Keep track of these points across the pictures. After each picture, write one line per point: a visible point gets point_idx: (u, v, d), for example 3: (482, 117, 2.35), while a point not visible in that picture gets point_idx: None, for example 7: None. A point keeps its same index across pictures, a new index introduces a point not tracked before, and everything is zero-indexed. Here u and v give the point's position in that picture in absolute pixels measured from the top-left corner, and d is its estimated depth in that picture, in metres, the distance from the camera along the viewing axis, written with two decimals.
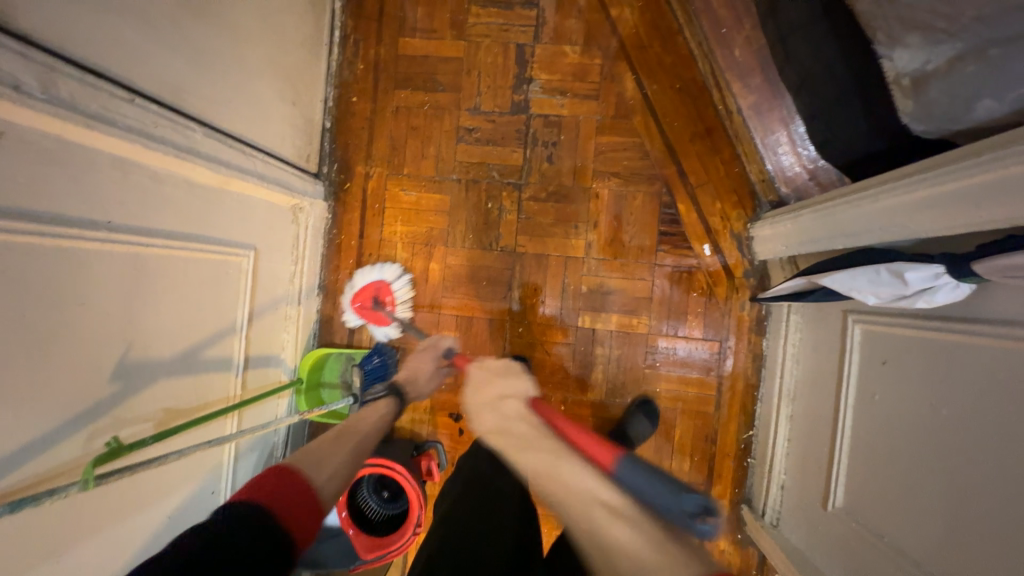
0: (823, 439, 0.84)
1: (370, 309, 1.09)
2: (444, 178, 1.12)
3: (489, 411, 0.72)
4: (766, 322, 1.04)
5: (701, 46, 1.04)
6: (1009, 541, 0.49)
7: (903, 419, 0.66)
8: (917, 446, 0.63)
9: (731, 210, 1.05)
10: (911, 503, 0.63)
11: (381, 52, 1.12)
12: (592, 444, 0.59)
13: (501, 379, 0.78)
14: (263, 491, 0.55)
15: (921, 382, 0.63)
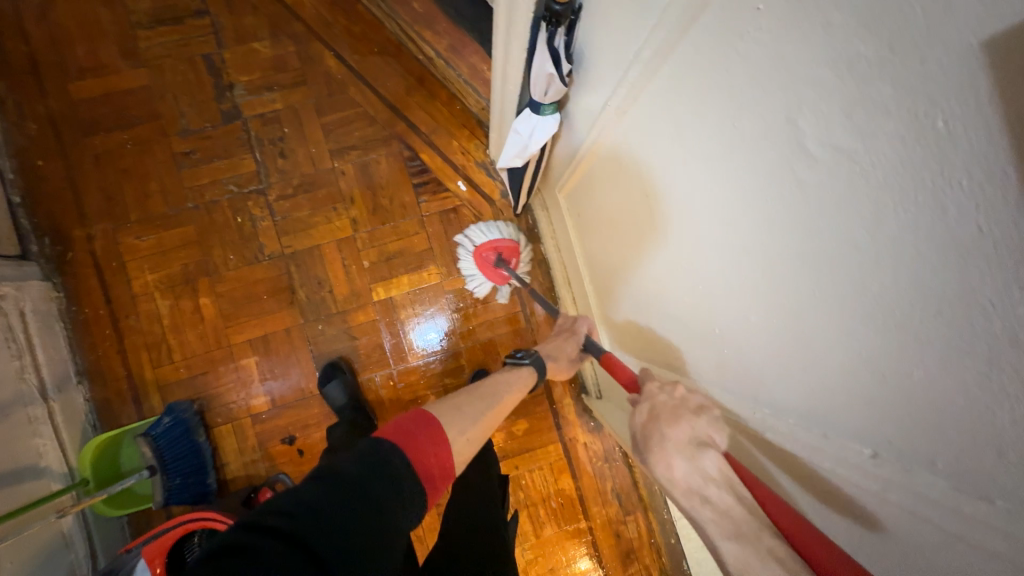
0: (611, 308, 0.83)
1: (493, 264, 1.04)
2: (181, 210, 1.04)
3: (682, 457, 0.47)
4: (537, 229, 1.12)
5: (381, 7, 1.09)
6: (739, 321, 0.45)
7: (628, 255, 0.67)
8: (646, 271, 0.63)
9: (468, 144, 1.12)
10: (668, 327, 0.62)
11: (52, 105, 1.02)
12: (824, 556, 0.35)
13: (678, 416, 0.50)
14: (410, 437, 0.54)
15: (621, 211, 0.64)
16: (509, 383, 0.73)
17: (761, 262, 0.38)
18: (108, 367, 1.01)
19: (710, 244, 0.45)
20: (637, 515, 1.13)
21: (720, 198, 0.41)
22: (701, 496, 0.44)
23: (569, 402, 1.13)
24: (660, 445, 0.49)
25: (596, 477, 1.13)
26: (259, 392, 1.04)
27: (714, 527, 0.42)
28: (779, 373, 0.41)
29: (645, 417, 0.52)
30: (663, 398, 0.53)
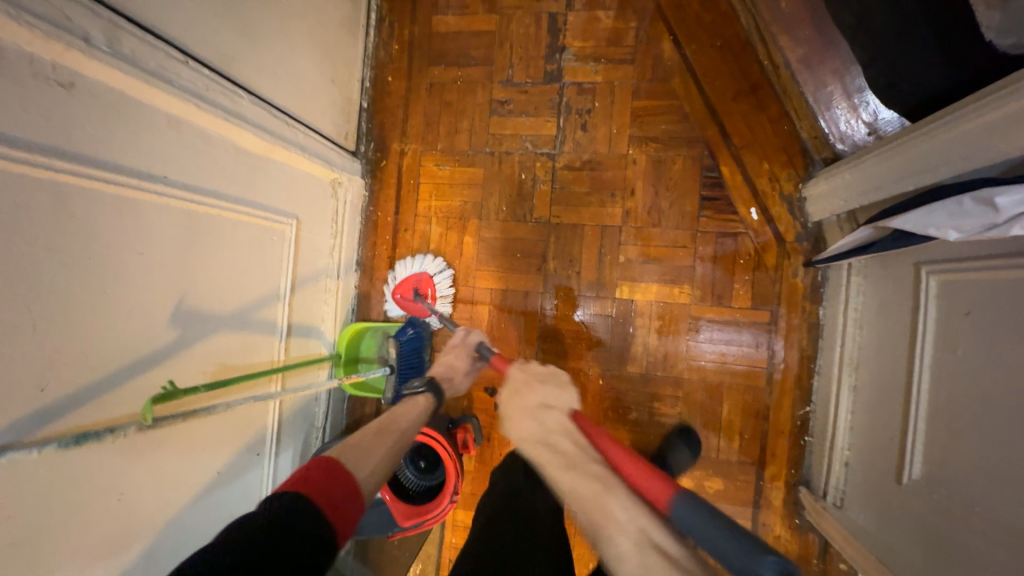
0: (939, 442, 0.66)
1: (410, 301, 1.09)
2: (478, 151, 1.12)
3: (529, 420, 0.64)
4: (823, 290, 0.97)
5: (745, 0, 0.99)
6: None
7: (991, 377, 0.59)
8: (1013, 405, 0.55)
9: (780, 171, 0.99)
10: (1011, 474, 0.54)
11: (414, 31, 1.15)
12: (641, 476, 0.54)
13: (525, 387, 0.69)
14: (308, 486, 0.54)
15: (1016, 332, 0.56)
16: (414, 406, 0.75)
17: None
18: (377, 267, 1.16)
19: None
20: None
21: None
22: (546, 443, 0.60)
23: (779, 487, 0.99)
24: (518, 410, 0.67)
25: None
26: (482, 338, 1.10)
27: (552, 469, 0.56)
28: None
29: (508, 394, 0.70)
30: (517, 378, 0.72)
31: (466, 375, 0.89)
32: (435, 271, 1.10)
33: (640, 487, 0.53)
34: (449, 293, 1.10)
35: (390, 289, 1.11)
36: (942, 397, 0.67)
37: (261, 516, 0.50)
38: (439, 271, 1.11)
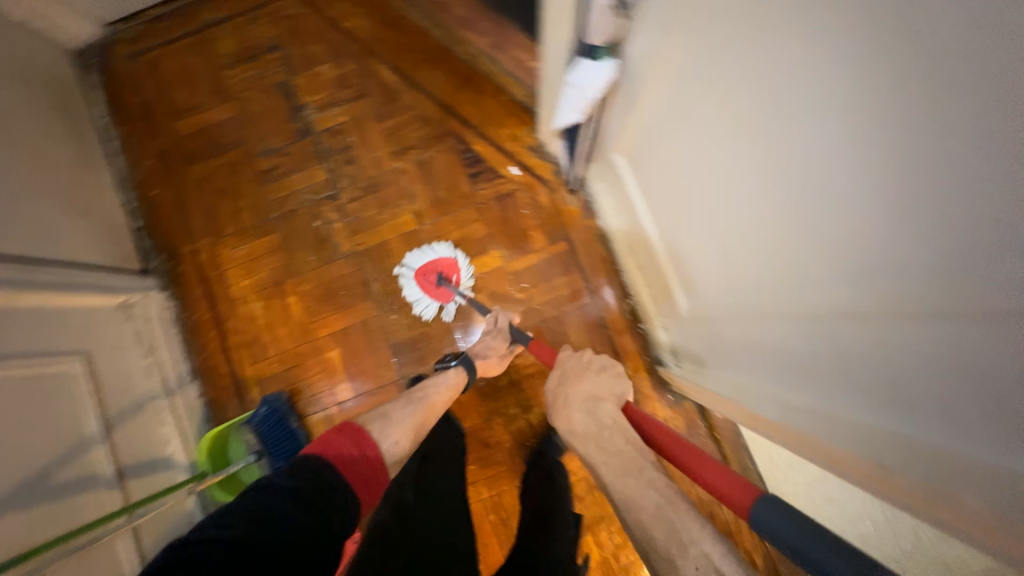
0: (686, 268, 0.80)
1: (434, 284, 1.10)
2: (266, 220, 1.16)
3: (582, 411, 0.68)
4: (592, 204, 1.13)
5: (427, 18, 1.18)
6: (768, 220, 0.52)
7: (674, 201, 0.73)
8: (689, 211, 0.70)
9: (517, 130, 1.16)
10: (716, 258, 0.68)
11: (162, 142, 1.19)
12: (715, 474, 0.53)
13: (581, 377, 0.75)
14: (340, 453, 0.64)
15: (662, 161, 0.71)
16: (443, 384, 0.88)
17: (776, 158, 0.47)
18: (214, 366, 1.12)
19: (735, 162, 0.54)
20: None
21: (734, 117, 0.50)
22: (598, 440, 0.63)
23: (644, 376, 1.09)
24: (567, 405, 0.71)
25: None
26: (343, 381, 1.11)
27: (607, 469, 0.60)
28: (808, 252, 0.48)
29: (557, 381, 0.76)
30: (574, 362, 0.79)
31: (500, 359, 0.97)
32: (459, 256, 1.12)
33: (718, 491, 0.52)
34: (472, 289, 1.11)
35: (411, 270, 1.11)
36: (674, 235, 0.80)
37: (294, 471, 0.58)
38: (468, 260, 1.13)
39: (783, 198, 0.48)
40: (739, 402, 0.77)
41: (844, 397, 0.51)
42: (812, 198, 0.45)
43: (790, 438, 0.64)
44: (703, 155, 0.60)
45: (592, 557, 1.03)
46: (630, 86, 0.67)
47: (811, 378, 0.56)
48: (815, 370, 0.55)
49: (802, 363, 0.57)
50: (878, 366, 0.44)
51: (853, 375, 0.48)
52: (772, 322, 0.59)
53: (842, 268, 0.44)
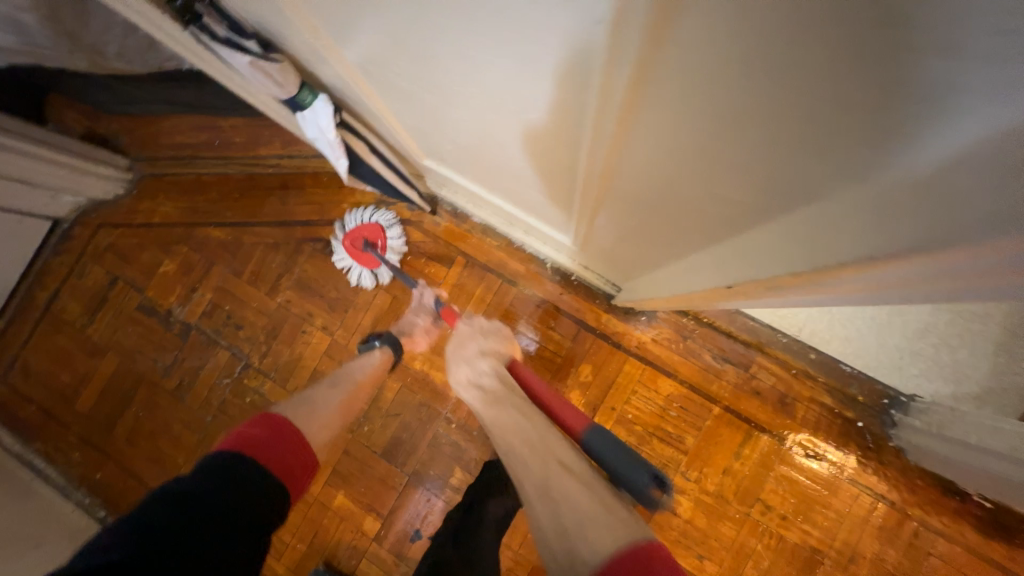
0: (544, 206, 0.76)
1: (359, 250, 1.08)
2: (206, 428, 1.12)
3: (466, 368, 0.72)
4: (457, 209, 1.09)
5: (217, 163, 1.17)
6: (513, 119, 0.49)
7: (481, 158, 0.70)
8: (493, 157, 0.66)
9: (354, 195, 1.13)
10: (541, 178, 0.64)
11: (77, 429, 1.16)
12: (565, 414, 0.66)
13: (474, 338, 0.80)
14: (256, 440, 0.57)
15: (439, 136, 0.68)
16: (365, 365, 0.87)
17: (459, 68, 0.44)
18: None
19: (454, 94, 0.51)
20: (758, 362, 0.99)
21: (413, 61, 0.48)
22: (478, 384, 0.68)
23: (608, 318, 1.04)
24: (464, 362, 0.74)
25: (693, 360, 1.01)
26: (365, 516, 1.05)
27: (490, 414, 0.63)
28: (549, 120, 0.44)
29: (455, 343, 0.80)
30: (466, 331, 0.82)
31: (421, 334, 1.01)
32: (384, 222, 1.08)
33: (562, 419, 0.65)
34: (398, 254, 1.08)
35: (339, 236, 1.09)
36: (515, 188, 0.77)
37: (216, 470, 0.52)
38: (391, 225, 1.08)
39: (493, 94, 0.45)
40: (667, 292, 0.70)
41: (688, 223, 0.47)
42: (500, 79, 0.41)
43: (715, 295, 0.58)
44: (449, 111, 0.57)
45: (687, 508, 0.98)
46: (356, 102, 0.65)
47: (667, 226, 0.52)
48: (662, 219, 0.50)
49: (645, 218, 0.52)
50: (666, 178, 0.40)
51: (669, 201, 0.44)
52: (610, 197, 0.54)
53: (576, 121, 0.41)
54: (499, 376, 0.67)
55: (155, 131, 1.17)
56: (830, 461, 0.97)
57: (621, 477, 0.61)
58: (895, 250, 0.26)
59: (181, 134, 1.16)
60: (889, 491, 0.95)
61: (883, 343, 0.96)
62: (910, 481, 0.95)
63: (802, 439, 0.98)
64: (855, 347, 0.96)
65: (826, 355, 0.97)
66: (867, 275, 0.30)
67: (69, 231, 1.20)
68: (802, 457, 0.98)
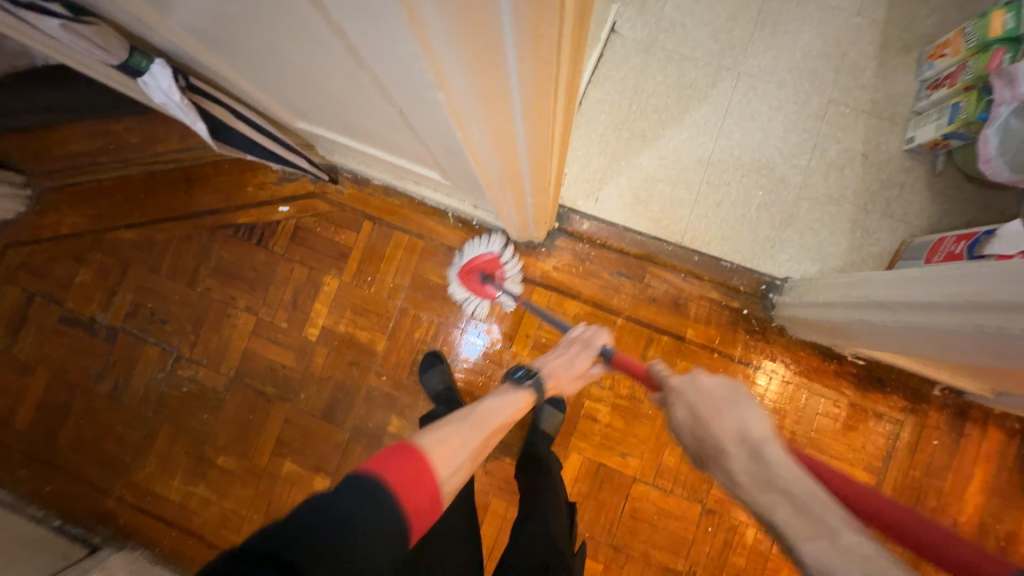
0: (398, 145, 0.81)
1: (479, 282, 1.08)
2: (149, 423, 1.15)
3: (743, 457, 0.52)
4: (357, 175, 1.14)
5: (116, 167, 1.18)
6: (296, 49, 0.53)
7: (320, 103, 0.74)
8: (326, 99, 0.71)
9: (258, 178, 1.17)
10: (368, 114, 0.68)
11: (19, 447, 1.17)
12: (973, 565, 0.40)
13: (722, 411, 0.57)
14: (397, 473, 0.53)
15: (277, 86, 0.72)
16: (503, 406, 0.79)
17: (227, 9, 0.49)
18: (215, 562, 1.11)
19: (241, 33, 0.55)
20: (650, 272, 1.08)
21: (195, 10, 0.52)
22: (773, 486, 0.48)
23: (512, 254, 1.11)
24: (722, 449, 0.54)
25: (593, 281, 1.09)
26: (314, 477, 1.11)
27: (792, 527, 0.44)
28: (311, 42, 0.48)
29: (691, 420, 0.58)
30: (695, 395, 0.60)
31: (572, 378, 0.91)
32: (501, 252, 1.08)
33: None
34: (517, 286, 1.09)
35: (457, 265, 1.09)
36: (361, 128, 0.80)
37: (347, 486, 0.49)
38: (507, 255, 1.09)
39: (262, 27, 0.49)
40: (514, 206, 0.75)
41: (434, 118, 0.50)
42: (252, 10, 0.46)
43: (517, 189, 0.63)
44: (245, 46, 0.61)
45: (605, 413, 1.08)
46: (194, 65, 0.68)
47: (440, 135, 0.55)
48: (428, 124, 0.54)
49: (421, 122, 0.55)
50: (387, 70, 0.44)
51: (408, 97, 0.48)
52: (406, 119, 0.58)
53: (316, 35, 0.45)
54: (783, 466, 0.49)
55: (46, 144, 1.17)
56: (723, 350, 1.07)
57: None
58: (472, 30, 0.30)
59: (74, 143, 1.17)
60: (777, 367, 1.07)
61: (754, 237, 1.06)
62: (795, 355, 1.06)
63: (695, 336, 1.08)
64: (732, 244, 1.07)
65: (707, 256, 1.07)
66: (500, 71, 0.34)
67: None
68: (699, 350, 1.07)
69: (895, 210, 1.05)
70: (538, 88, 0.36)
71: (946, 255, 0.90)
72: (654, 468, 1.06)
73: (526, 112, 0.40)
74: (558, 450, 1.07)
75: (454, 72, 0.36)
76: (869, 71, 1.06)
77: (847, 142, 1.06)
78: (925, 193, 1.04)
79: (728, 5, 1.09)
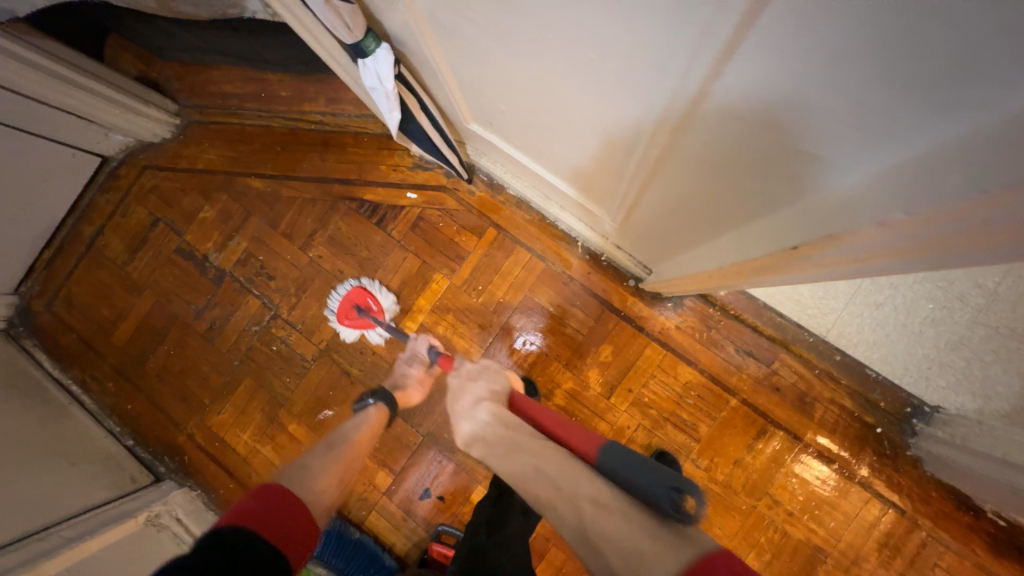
0: (588, 185, 0.79)
1: (358, 317, 1.09)
2: (233, 371, 1.16)
3: (472, 417, 0.71)
4: (494, 180, 1.10)
5: (262, 116, 1.19)
6: (585, 94, 0.50)
7: (531, 130, 0.71)
8: (546, 132, 0.68)
9: (393, 159, 1.14)
10: (593, 159, 0.65)
11: (113, 360, 1.21)
12: (572, 440, 0.63)
13: (474, 386, 0.78)
14: (259, 514, 0.56)
15: (490, 101, 0.69)
16: (361, 421, 0.85)
17: (545, 42, 0.46)
18: None
19: (525, 65, 0.52)
20: (781, 358, 0.99)
21: (491, 22, 0.49)
22: (477, 417, 0.70)
23: (634, 301, 1.04)
24: (464, 409, 0.74)
25: (714, 352, 1.01)
26: (376, 470, 1.09)
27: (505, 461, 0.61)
28: (628, 99, 0.45)
29: (457, 386, 0.80)
30: (457, 382, 0.81)
31: (415, 385, 0.98)
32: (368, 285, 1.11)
33: (574, 447, 0.62)
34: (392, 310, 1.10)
35: (331, 309, 1.11)
36: (547, 164, 0.82)
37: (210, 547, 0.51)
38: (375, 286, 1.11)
39: (572, 67, 0.46)
40: (687, 273, 0.75)
41: (700, 204, 0.55)
42: (588, 53, 0.42)
43: (735, 280, 0.64)
44: (501, 72, 0.58)
45: None
46: (412, 55, 0.64)
47: (682, 206, 0.59)
48: (684, 197, 0.57)
49: (696, 200, 0.55)
50: (741, 166, 0.43)
51: (702, 181, 0.50)
52: (666, 182, 0.57)
53: (656, 85, 0.41)
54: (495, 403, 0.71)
55: (206, 80, 1.19)
56: (844, 464, 0.97)
57: (635, 489, 0.52)
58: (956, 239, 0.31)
59: (230, 84, 1.18)
60: (900, 499, 0.95)
61: (912, 352, 0.95)
62: (925, 493, 0.94)
63: (816, 440, 0.98)
64: (884, 353, 0.96)
65: (852, 359, 0.97)
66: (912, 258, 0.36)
67: (116, 170, 1.24)
68: (815, 457, 0.97)
69: None
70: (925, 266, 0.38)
71: None
72: None
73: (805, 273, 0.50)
74: None
75: (860, 237, 0.38)
76: None
77: None
78: None
79: None
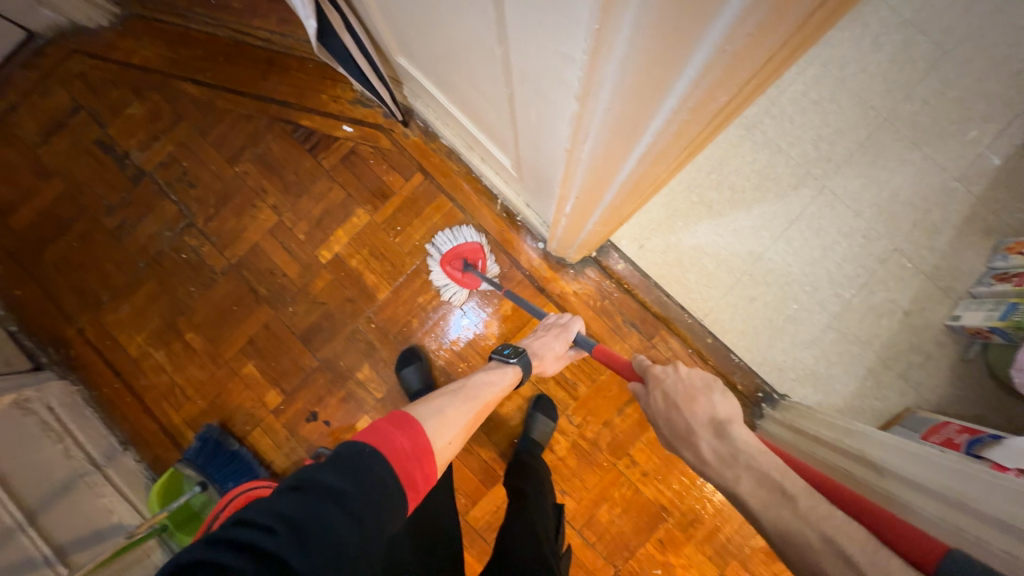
0: (486, 128, 0.82)
1: (461, 270, 1.07)
2: (138, 273, 1.15)
3: (710, 437, 0.56)
4: (428, 127, 1.13)
5: (208, 22, 1.17)
6: (441, 13, 0.53)
7: (433, 61, 0.74)
8: (442, 63, 0.71)
9: (336, 90, 1.16)
10: (476, 96, 0.70)
11: (8, 243, 1.16)
12: (887, 529, 0.42)
13: (696, 397, 0.60)
14: (395, 444, 0.55)
15: (396, 23, 0.72)
16: (492, 382, 0.81)
17: None
18: (144, 427, 1.11)
19: None
20: (661, 335, 1.08)
21: None
22: (722, 434, 0.55)
23: (540, 263, 1.10)
24: (689, 431, 0.59)
25: (603, 319, 1.09)
26: (268, 389, 1.10)
27: (756, 501, 0.48)
28: (463, 21, 0.49)
29: (663, 404, 0.63)
30: (673, 382, 0.64)
31: (552, 360, 0.91)
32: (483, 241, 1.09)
33: (891, 542, 0.41)
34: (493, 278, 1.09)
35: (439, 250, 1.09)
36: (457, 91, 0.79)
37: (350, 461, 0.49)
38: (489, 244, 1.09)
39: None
40: (562, 217, 0.78)
41: (539, 102, 0.48)
42: None
43: (589, 211, 0.66)
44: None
45: (562, 447, 1.07)
46: None
47: (529, 137, 0.62)
48: (529, 107, 0.52)
49: (532, 131, 0.58)
50: (525, 78, 0.46)
51: (526, 71, 0.45)
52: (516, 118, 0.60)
53: (468, 3, 0.44)
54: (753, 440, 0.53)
55: None
56: None
57: None
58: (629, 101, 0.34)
59: None
60: None
61: (771, 345, 1.06)
62: None
63: None
64: (747, 342, 1.06)
65: (721, 344, 1.07)
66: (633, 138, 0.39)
67: (42, 49, 1.19)
68: None
69: (911, 376, 1.04)
70: (660, 154, 0.41)
71: (945, 439, 0.88)
72: (585, 517, 1.05)
73: (658, 137, 0.37)
74: (504, 462, 1.07)
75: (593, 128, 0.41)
76: (944, 237, 1.05)
77: (894, 294, 1.05)
78: (945, 373, 1.03)
79: (839, 119, 1.08)
